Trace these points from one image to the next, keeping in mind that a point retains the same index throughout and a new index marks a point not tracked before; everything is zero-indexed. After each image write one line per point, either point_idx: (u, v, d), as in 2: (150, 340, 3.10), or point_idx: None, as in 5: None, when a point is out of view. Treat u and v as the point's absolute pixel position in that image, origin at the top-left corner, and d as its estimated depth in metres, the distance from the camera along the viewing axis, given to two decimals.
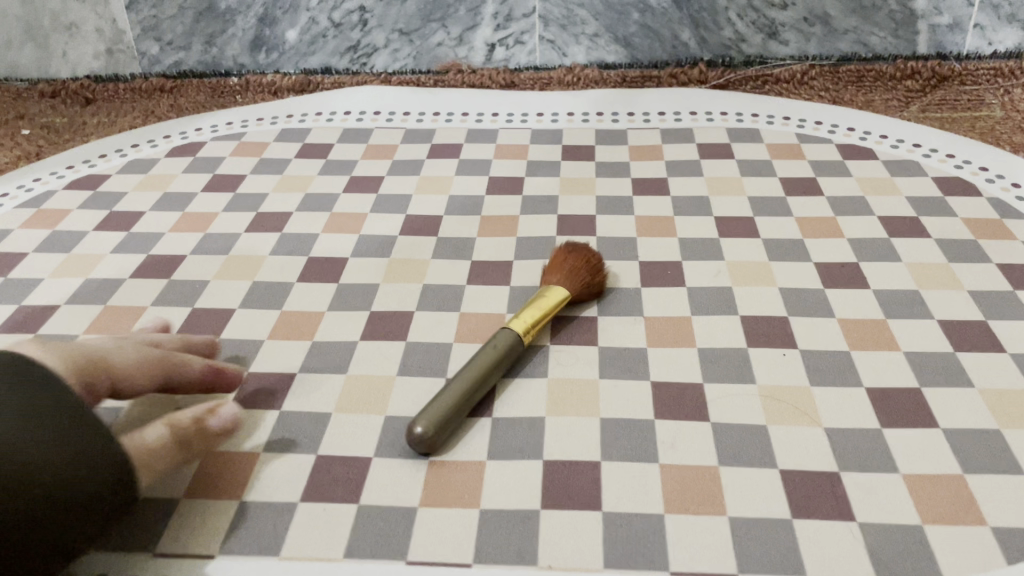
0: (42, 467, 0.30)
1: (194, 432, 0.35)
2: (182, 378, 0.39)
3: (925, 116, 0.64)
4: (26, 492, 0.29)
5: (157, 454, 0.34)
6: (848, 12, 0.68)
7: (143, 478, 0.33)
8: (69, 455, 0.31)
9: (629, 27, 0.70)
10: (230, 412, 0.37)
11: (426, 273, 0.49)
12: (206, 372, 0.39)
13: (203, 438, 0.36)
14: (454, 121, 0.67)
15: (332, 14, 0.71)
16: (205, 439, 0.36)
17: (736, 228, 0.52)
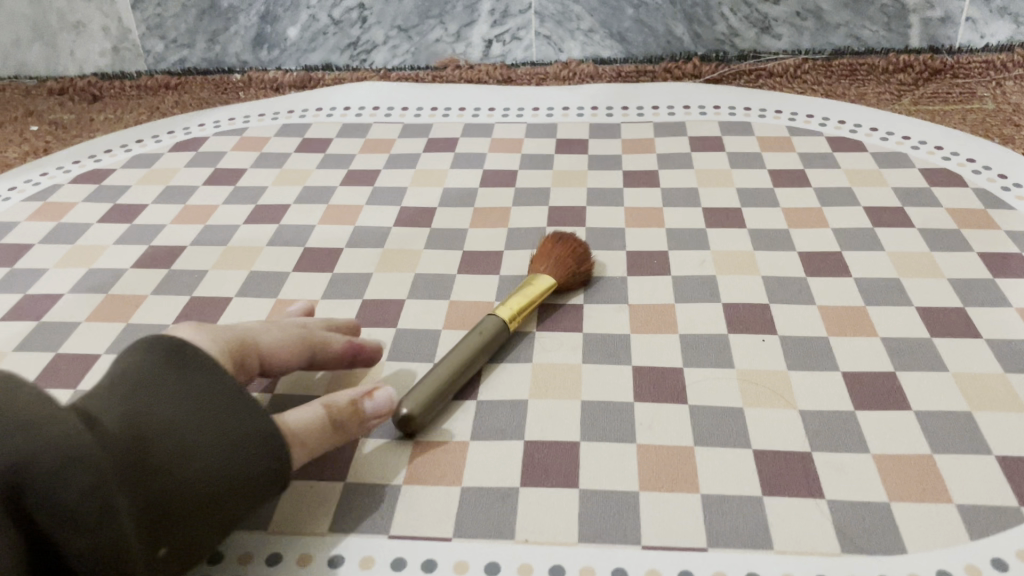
0: (217, 474, 0.31)
1: (347, 415, 0.36)
2: (325, 356, 0.40)
3: (916, 109, 0.65)
4: (201, 497, 0.30)
5: (313, 434, 0.35)
6: (840, 6, 0.69)
7: (299, 455, 0.34)
8: (249, 466, 0.32)
9: (623, 22, 0.71)
10: (382, 400, 0.36)
11: (419, 263, 0.50)
12: (347, 348, 0.41)
13: (357, 421, 0.36)
14: (451, 116, 0.68)
15: (332, 11, 0.72)
16: (358, 422, 0.36)
17: (723, 218, 0.53)
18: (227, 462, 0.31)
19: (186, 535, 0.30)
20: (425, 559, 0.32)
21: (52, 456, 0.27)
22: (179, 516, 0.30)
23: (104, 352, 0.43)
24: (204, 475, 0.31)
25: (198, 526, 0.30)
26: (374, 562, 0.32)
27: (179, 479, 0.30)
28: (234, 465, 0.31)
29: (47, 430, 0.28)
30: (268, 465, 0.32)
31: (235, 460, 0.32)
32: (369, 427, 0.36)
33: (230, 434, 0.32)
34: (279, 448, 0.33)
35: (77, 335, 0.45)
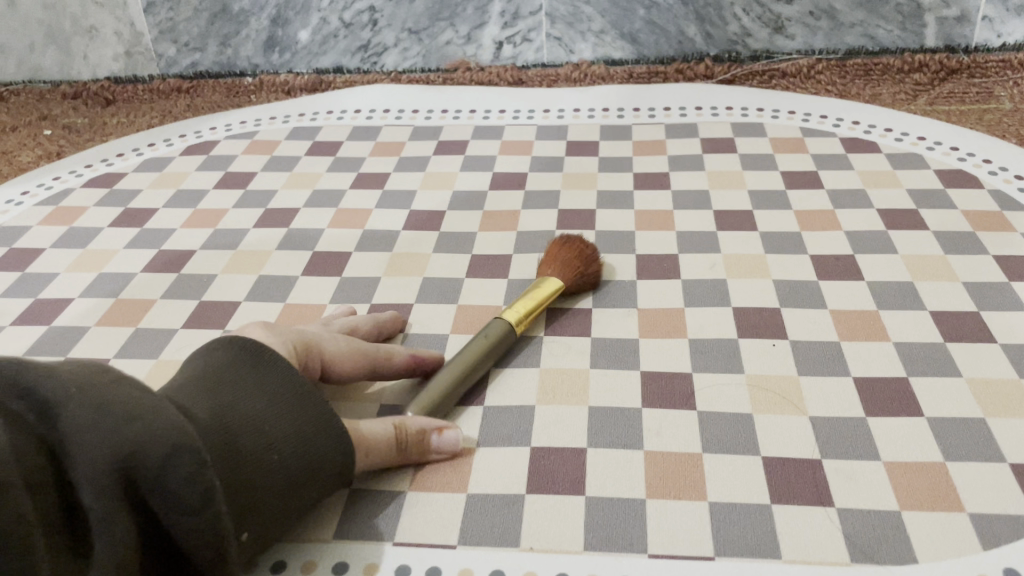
0: (295, 466, 0.32)
1: (413, 443, 0.36)
2: (386, 370, 0.40)
3: (932, 109, 0.64)
4: (281, 488, 0.31)
5: (377, 452, 0.35)
6: (853, 6, 0.68)
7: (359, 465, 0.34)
8: (323, 457, 0.32)
9: (634, 23, 0.71)
10: (450, 439, 0.36)
11: (427, 267, 0.50)
12: (410, 364, 0.40)
13: (419, 451, 0.36)
14: (461, 118, 0.68)
15: (343, 14, 0.72)
16: (419, 453, 0.36)
17: (734, 221, 0.52)
18: (304, 453, 0.32)
19: (268, 521, 0.31)
20: (430, 567, 0.32)
21: (162, 443, 0.27)
22: (265, 504, 0.30)
23: (113, 357, 0.44)
24: (283, 467, 0.31)
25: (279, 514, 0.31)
26: (378, 569, 0.32)
27: (263, 469, 0.31)
28: (311, 455, 0.32)
29: (155, 417, 0.27)
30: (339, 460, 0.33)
31: (310, 451, 0.32)
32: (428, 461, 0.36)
33: (304, 426, 0.33)
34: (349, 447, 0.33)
35: (87, 339, 0.45)
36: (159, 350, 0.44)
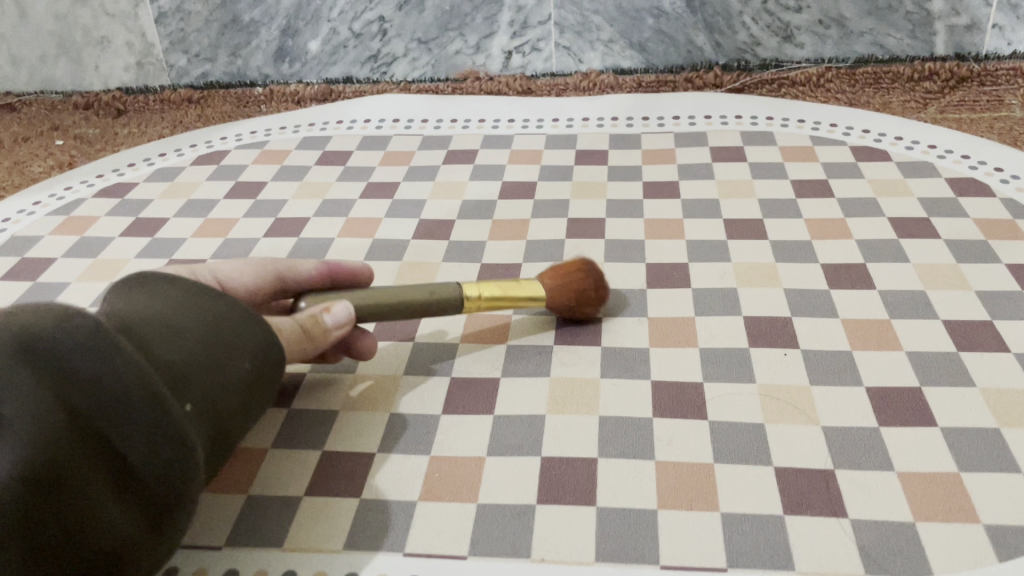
0: (213, 341, 0.32)
1: (310, 327, 0.37)
2: (297, 281, 0.42)
3: (942, 117, 0.64)
4: (206, 360, 0.31)
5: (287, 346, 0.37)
6: (863, 14, 0.68)
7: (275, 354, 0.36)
8: (233, 338, 0.33)
9: (643, 32, 0.71)
10: (341, 312, 0.38)
11: (436, 276, 0.50)
12: (321, 270, 0.42)
13: (320, 332, 0.38)
14: (471, 127, 0.68)
15: (352, 25, 0.72)
16: (320, 335, 0.38)
17: (745, 230, 0.52)
18: (210, 332, 0.32)
19: (209, 398, 0.31)
20: None
21: (51, 317, 0.27)
22: (197, 380, 0.31)
23: None
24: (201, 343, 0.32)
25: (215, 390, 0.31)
26: None
27: (181, 345, 0.31)
28: (219, 334, 0.33)
29: (40, 309, 0.27)
30: (254, 334, 0.34)
31: (217, 330, 0.33)
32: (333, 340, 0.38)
33: (199, 310, 0.33)
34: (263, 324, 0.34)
35: None
36: None
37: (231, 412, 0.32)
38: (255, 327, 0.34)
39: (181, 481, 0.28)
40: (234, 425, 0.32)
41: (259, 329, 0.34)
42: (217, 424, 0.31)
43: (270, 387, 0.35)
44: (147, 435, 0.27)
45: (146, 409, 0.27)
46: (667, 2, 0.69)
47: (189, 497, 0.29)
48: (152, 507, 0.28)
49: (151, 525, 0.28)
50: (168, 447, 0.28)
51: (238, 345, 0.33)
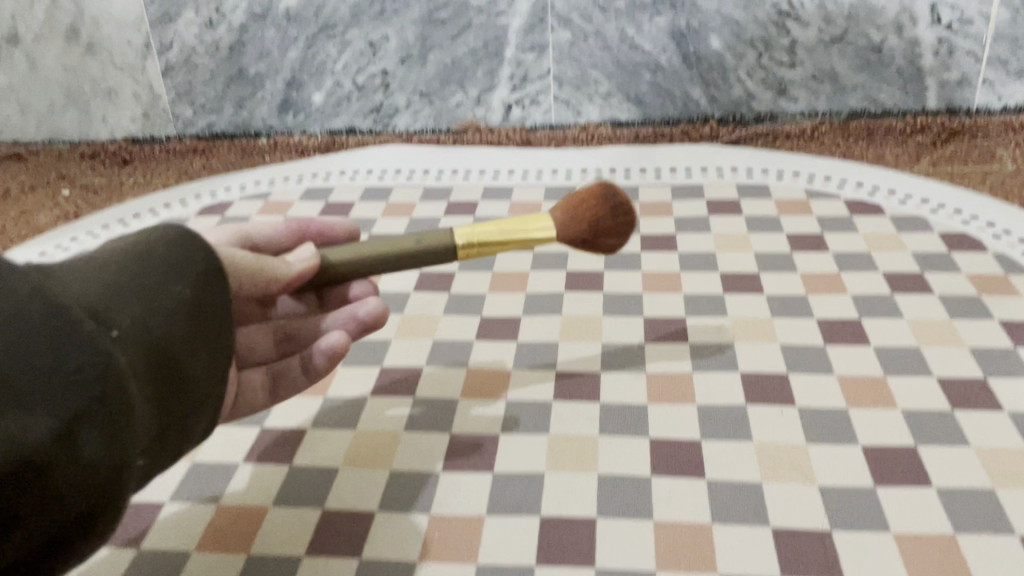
0: (143, 271, 0.32)
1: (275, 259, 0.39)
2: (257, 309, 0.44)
3: (936, 171, 0.65)
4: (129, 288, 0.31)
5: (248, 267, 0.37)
6: (856, 69, 0.69)
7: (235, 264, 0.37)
8: (166, 268, 0.33)
9: (640, 86, 0.72)
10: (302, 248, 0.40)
11: (437, 330, 0.51)
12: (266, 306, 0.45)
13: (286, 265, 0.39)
14: (471, 179, 0.69)
15: (356, 78, 0.74)
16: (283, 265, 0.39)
17: (742, 284, 0.53)
18: (142, 263, 0.32)
19: (141, 321, 0.30)
20: None
21: None
22: (124, 307, 0.30)
23: None
24: (128, 275, 0.31)
25: (145, 315, 0.31)
26: None
27: (104, 277, 0.31)
28: (149, 263, 0.32)
29: None
30: (187, 264, 0.34)
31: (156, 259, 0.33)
32: (298, 275, 0.39)
33: (140, 249, 0.33)
34: (195, 253, 0.34)
35: None
36: None
37: (166, 338, 0.31)
38: (202, 255, 0.34)
39: (101, 384, 0.27)
40: (174, 354, 0.31)
41: (193, 260, 0.34)
42: (151, 348, 0.30)
43: (216, 325, 0.34)
44: (61, 342, 0.27)
45: (57, 316, 0.27)
46: (664, 57, 0.71)
47: (113, 405, 0.28)
48: (75, 414, 0.26)
49: (76, 430, 0.26)
50: (76, 356, 0.27)
51: (174, 274, 0.33)
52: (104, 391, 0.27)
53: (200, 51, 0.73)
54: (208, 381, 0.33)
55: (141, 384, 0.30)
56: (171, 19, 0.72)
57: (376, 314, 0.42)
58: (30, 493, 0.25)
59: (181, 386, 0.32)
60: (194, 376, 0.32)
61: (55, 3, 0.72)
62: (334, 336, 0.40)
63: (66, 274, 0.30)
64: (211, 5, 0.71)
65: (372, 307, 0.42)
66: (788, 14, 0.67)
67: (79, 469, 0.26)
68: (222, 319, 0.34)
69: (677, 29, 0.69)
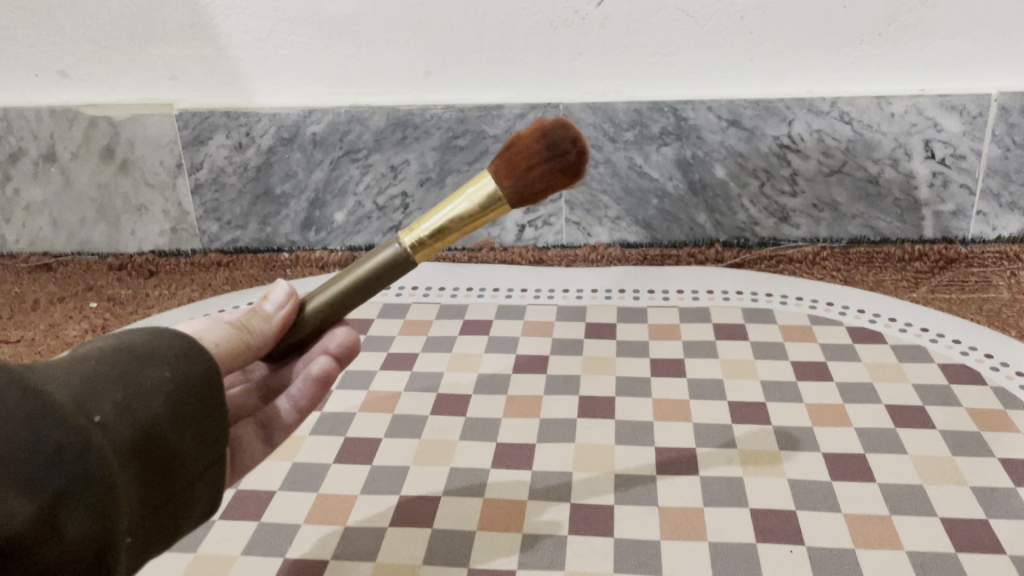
0: (133, 360, 0.37)
1: (254, 319, 0.45)
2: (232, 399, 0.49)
3: (933, 298, 0.68)
4: (118, 377, 0.36)
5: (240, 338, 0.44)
6: (855, 199, 0.72)
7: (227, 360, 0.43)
8: (155, 356, 0.38)
9: (648, 211, 0.76)
10: (279, 294, 0.46)
11: (453, 456, 0.52)
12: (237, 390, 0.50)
13: (265, 319, 0.45)
14: (486, 296, 0.72)
15: (377, 198, 0.77)
16: (264, 320, 0.45)
17: (748, 414, 0.55)
18: (135, 353, 0.38)
19: (123, 404, 0.35)
20: None
21: None
22: (108, 395, 0.35)
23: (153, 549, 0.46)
24: (119, 366, 0.36)
25: (128, 399, 0.36)
26: None
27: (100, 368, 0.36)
28: (140, 351, 0.38)
29: None
30: (173, 349, 0.39)
31: (138, 347, 0.38)
32: (281, 322, 0.46)
33: (132, 339, 0.38)
34: (178, 339, 0.39)
35: None
36: (198, 545, 0.46)
37: (150, 417, 0.36)
38: (184, 342, 0.40)
39: (80, 467, 0.32)
40: (160, 433, 0.36)
41: (177, 344, 0.39)
42: (137, 428, 0.35)
43: (206, 401, 0.39)
44: (44, 430, 0.32)
45: (40, 410, 0.32)
46: (670, 184, 0.74)
47: (96, 482, 0.33)
48: (59, 495, 0.31)
49: (64, 508, 0.32)
50: (63, 442, 0.32)
51: (158, 361, 0.38)
52: (83, 472, 0.32)
53: (229, 171, 0.77)
54: (195, 455, 0.38)
55: (127, 463, 0.35)
56: (203, 141, 0.76)
57: (346, 342, 0.47)
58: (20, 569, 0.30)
59: (167, 459, 0.37)
60: (179, 449, 0.37)
61: (93, 125, 0.76)
62: (319, 363, 0.46)
63: (70, 364, 0.36)
64: (241, 129, 0.75)
65: (345, 337, 0.47)
66: (789, 147, 0.71)
67: (68, 541, 0.32)
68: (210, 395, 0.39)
69: (683, 159, 0.73)
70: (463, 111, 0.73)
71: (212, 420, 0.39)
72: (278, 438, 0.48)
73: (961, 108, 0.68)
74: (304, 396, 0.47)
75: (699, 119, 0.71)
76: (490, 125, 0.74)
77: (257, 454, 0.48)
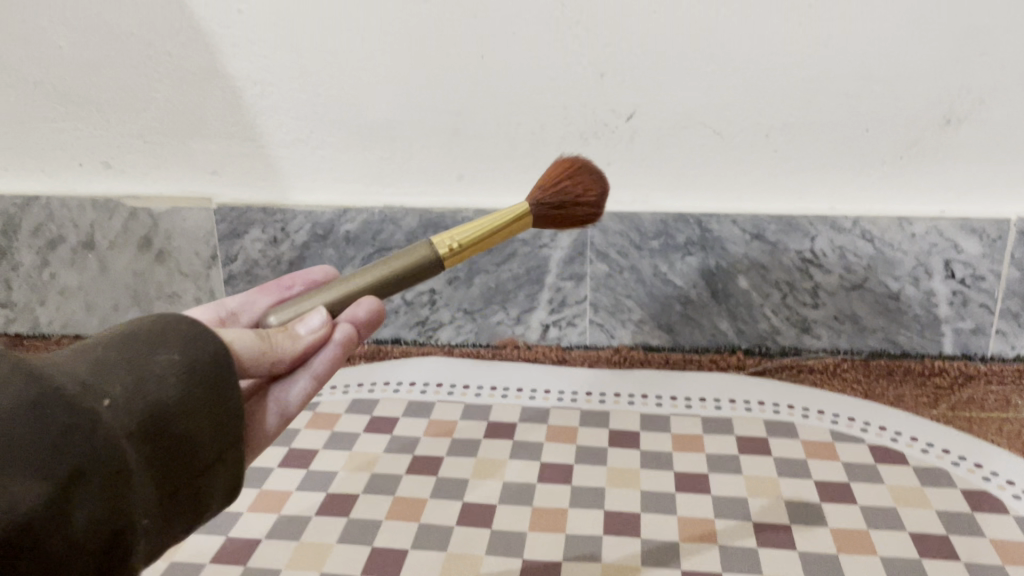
0: (145, 345, 0.39)
1: (282, 335, 0.46)
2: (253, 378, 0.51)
3: (954, 415, 0.69)
4: (129, 362, 0.38)
5: (265, 348, 0.45)
6: (875, 313, 0.74)
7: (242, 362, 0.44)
8: (166, 339, 0.40)
9: (672, 315, 0.77)
10: (314, 321, 0.48)
11: (480, 571, 0.53)
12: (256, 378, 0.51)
13: (292, 339, 0.47)
14: (510, 396, 0.74)
15: (405, 294, 0.80)
16: (292, 339, 0.47)
17: (774, 536, 0.55)
18: (147, 336, 0.40)
19: (133, 388, 0.37)
20: None
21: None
22: (116, 381, 0.37)
23: None
24: (129, 354, 0.38)
25: (138, 383, 0.38)
26: None
27: (113, 354, 0.38)
28: (153, 334, 0.40)
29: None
30: (183, 331, 0.41)
31: (149, 333, 0.40)
32: (308, 345, 0.47)
33: (146, 324, 0.41)
34: (188, 324, 0.41)
35: None
36: None
37: (159, 401, 0.38)
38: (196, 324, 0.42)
39: (85, 452, 0.34)
40: (171, 415, 0.38)
41: (187, 326, 0.41)
42: (144, 411, 0.37)
43: (220, 384, 0.40)
44: (46, 417, 0.34)
45: (48, 403, 0.34)
46: (694, 292, 0.76)
47: (100, 467, 0.35)
48: (61, 484, 0.34)
49: (68, 494, 0.34)
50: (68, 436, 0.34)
51: (165, 345, 0.40)
52: (89, 458, 0.34)
53: (262, 264, 0.80)
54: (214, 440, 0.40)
55: (138, 448, 0.37)
56: (239, 235, 0.79)
57: (372, 311, 0.50)
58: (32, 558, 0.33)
59: (183, 442, 0.39)
60: (200, 432, 0.39)
61: (133, 216, 0.79)
62: (341, 330, 0.48)
63: (85, 350, 0.38)
64: (277, 225, 0.78)
65: (368, 306, 0.50)
66: (812, 261, 0.73)
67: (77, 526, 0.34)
68: (228, 378, 0.41)
69: (707, 268, 0.75)
70: (493, 215, 0.76)
71: (228, 403, 0.41)
72: (292, 409, 0.49)
73: (981, 231, 0.69)
74: (323, 365, 0.48)
75: (724, 231, 0.73)
76: (519, 229, 0.76)
77: (271, 425, 0.49)
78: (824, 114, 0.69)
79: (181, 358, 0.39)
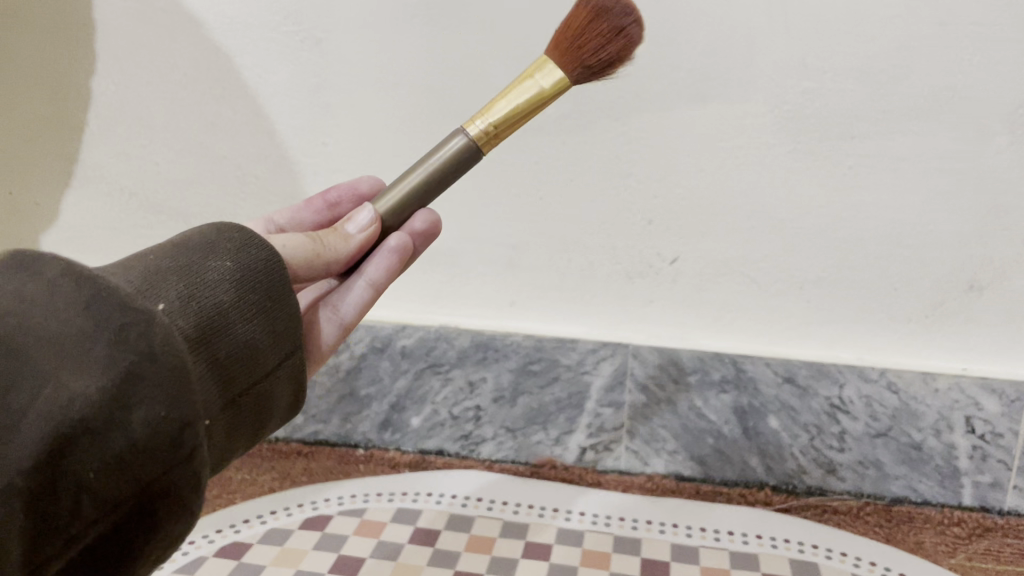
0: (192, 257, 0.43)
1: (333, 238, 0.53)
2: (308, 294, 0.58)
3: (972, 568, 0.73)
4: (181, 271, 0.42)
5: (317, 249, 0.52)
6: (899, 461, 0.77)
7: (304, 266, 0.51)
8: (214, 252, 0.44)
9: (704, 448, 0.81)
10: (362, 218, 0.55)
11: None
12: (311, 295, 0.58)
13: (343, 238, 0.54)
14: (546, 515, 0.78)
15: (452, 408, 0.85)
16: (344, 240, 0.54)
17: None
18: (195, 248, 0.44)
19: (187, 294, 0.41)
20: None
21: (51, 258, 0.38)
22: (173, 288, 0.41)
23: None
24: (180, 265, 0.42)
25: (190, 291, 0.41)
26: None
27: (164, 267, 0.42)
28: (200, 245, 0.44)
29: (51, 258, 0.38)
30: (225, 244, 0.45)
31: (195, 247, 0.44)
32: (358, 243, 0.54)
33: (193, 238, 0.45)
34: (232, 238, 0.46)
35: None
36: None
37: (214, 306, 0.42)
38: (237, 237, 0.46)
39: (142, 345, 0.36)
40: (223, 318, 0.42)
41: (232, 240, 0.46)
42: (198, 314, 0.41)
43: (268, 292, 0.45)
44: (101, 316, 0.36)
45: (104, 305, 0.36)
46: (726, 427, 0.80)
47: (162, 361, 0.37)
48: (122, 376, 0.35)
49: (133, 389, 0.35)
50: (129, 336, 0.36)
51: (214, 255, 0.44)
52: (149, 351, 0.36)
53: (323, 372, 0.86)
54: (267, 342, 0.44)
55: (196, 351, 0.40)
56: None
57: (426, 222, 0.58)
58: (95, 449, 0.34)
59: (236, 346, 0.42)
60: (253, 337, 0.43)
61: None
62: (395, 239, 0.55)
63: (141, 263, 0.42)
64: None
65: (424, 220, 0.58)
66: (839, 407, 0.77)
67: (140, 423, 0.35)
68: (272, 292, 0.45)
69: (740, 406, 0.79)
70: (541, 340, 0.81)
71: (273, 312, 0.45)
72: (348, 319, 0.56)
73: (1000, 391, 0.73)
74: (380, 275, 0.55)
75: (758, 371, 0.78)
76: (564, 356, 0.81)
77: (330, 333, 0.56)
78: (854, 274, 0.74)
79: (229, 267, 0.44)
